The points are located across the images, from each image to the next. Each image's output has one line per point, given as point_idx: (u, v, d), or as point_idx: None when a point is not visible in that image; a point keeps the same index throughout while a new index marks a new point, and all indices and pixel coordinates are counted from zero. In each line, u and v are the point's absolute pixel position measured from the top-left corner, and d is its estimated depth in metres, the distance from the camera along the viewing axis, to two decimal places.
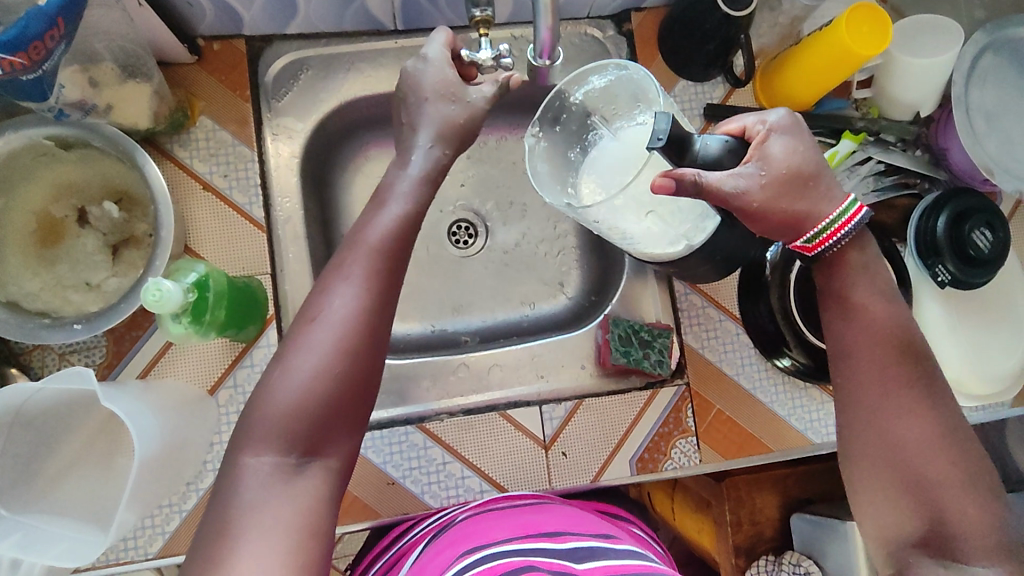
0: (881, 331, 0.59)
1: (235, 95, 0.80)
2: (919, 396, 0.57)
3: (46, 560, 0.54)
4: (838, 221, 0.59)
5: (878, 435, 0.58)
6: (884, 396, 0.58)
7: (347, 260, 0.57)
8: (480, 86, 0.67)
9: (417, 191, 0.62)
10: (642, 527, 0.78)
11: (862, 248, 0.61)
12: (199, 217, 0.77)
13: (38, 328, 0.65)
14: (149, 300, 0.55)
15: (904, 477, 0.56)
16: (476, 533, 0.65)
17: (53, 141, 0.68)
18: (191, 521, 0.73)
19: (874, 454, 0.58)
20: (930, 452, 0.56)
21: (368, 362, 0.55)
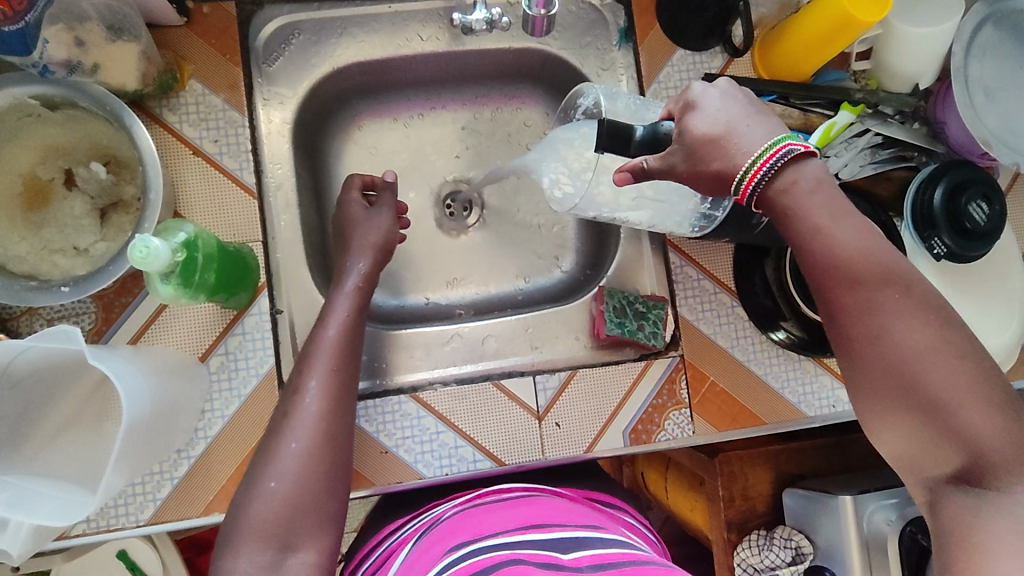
0: (855, 258, 0.55)
1: (225, 59, 0.78)
2: (913, 315, 0.54)
3: (35, 519, 0.54)
4: (762, 156, 0.57)
5: (883, 366, 0.54)
6: (881, 330, 0.54)
7: (310, 360, 0.68)
8: (382, 209, 0.82)
9: (358, 299, 0.74)
10: (633, 514, 0.78)
11: (801, 181, 0.57)
12: (190, 182, 0.76)
13: (26, 290, 0.64)
14: (137, 257, 0.53)
15: (921, 407, 0.52)
16: (464, 527, 0.65)
17: (38, 101, 0.66)
18: (183, 488, 0.73)
19: (895, 394, 0.53)
20: (941, 371, 0.52)
21: (340, 443, 0.64)
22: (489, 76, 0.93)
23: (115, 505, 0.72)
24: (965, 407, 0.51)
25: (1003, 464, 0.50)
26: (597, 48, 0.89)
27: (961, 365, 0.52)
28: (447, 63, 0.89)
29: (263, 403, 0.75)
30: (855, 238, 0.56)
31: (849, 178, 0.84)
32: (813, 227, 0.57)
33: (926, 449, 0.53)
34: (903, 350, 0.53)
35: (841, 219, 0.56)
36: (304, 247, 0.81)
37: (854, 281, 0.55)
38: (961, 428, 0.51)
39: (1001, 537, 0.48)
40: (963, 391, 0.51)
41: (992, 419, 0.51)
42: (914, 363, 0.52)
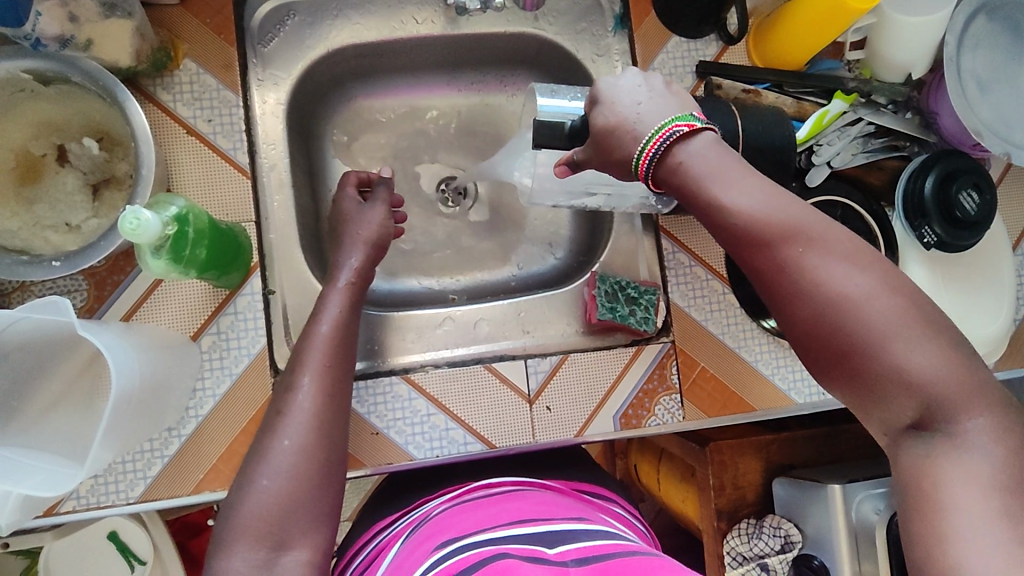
0: (772, 215, 0.53)
1: (220, 39, 0.77)
2: (831, 259, 0.52)
3: (24, 488, 0.53)
4: (651, 138, 0.56)
5: (813, 318, 0.52)
6: (807, 284, 0.52)
7: (304, 357, 0.68)
8: (375, 204, 0.82)
9: (349, 295, 0.74)
10: (622, 504, 0.78)
11: (692, 156, 0.55)
12: (183, 161, 0.76)
13: (17, 264, 0.64)
14: (126, 228, 0.52)
15: (860, 357, 0.51)
16: (450, 525, 0.66)
17: (31, 75, 0.66)
18: (174, 466, 0.73)
19: (830, 347, 0.52)
20: (867, 315, 0.50)
21: (334, 429, 0.64)
22: (485, 61, 0.93)
23: (104, 482, 0.72)
24: (896, 345, 0.50)
25: (944, 396, 0.49)
26: (592, 34, 0.89)
27: (889, 301, 0.51)
28: (442, 47, 0.89)
29: (255, 383, 0.75)
30: (760, 195, 0.54)
31: (841, 167, 0.85)
32: (716, 192, 0.54)
33: (870, 399, 0.52)
34: (826, 302, 0.52)
35: (741, 177, 0.55)
36: (297, 228, 0.81)
37: (766, 241, 0.53)
38: (896, 366, 0.50)
39: (969, 492, 0.47)
40: (900, 334, 0.50)
41: (927, 350, 0.49)
42: (839, 313, 0.51)
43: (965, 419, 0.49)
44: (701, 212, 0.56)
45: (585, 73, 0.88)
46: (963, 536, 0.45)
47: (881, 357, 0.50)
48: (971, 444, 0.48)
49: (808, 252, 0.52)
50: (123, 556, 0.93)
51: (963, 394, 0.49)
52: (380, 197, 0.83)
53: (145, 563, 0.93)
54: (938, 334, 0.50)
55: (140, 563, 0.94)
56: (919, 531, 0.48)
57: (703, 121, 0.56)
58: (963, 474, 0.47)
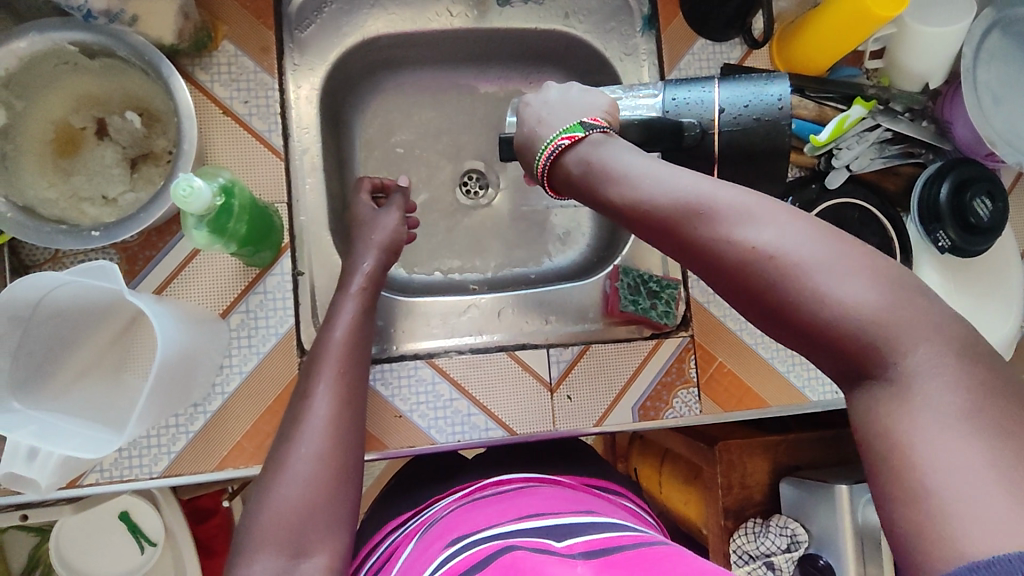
0: (660, 193, 0.50)
1: (258, 22, 0.79)
2: (728, 222, 0.47)
3: (66, 450, 0.53)
4: (543, 153, 0.59)
5: (725, 290, 0.48)
6: (707, 259, 0.48)
7: (322, 361, 0.69)
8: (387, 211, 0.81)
9: (363, 301, 0.74)
10: (633, 499, 0.75)
11: (575, 164, 0.57)
12: (218, 140, 0.77)
13: (56, 233, 0.64)
14: (179, 196, 0.53)
15: (777, 323, 0.46)
16: (460, 523, 0.63)
17: (77, 48, 0.67)
18: (198, 442, 0.74)
19: (749, 316, 0.48)
20: (770, 276, 0.45)
21: (352, 414, 0.66)
22: (513, 57, 0.95)
23: (129, 456, 0.72)
24: (814, 298, 0.44)
25: (883, 340, 0.43)
26: (621, 34, 0.91)
27: (798, 248, 0.45)
28: (472, 40, 0.91)
29: (281, 362, 0.76)
30: (650, 168, 0.52)
31: (859, 170, 0.87)
32: (603, 187, 0.54)
33: (815, 360, 0.47)
34: (730, 270, 0.47)
35: (625, 161, 0.54)
36: (327, 211, 0.82)
37: (658, 221, 0.50)
38: (821, 322, 0.44)
39: (936, 450, 0.39)
40: (810, 289, 0.44)
41: (850, 293, 0.43)
42: (746, 278, 0.46)
43: (914, 355, 0.42)
44: (600, 208, 0.55)
45: (613, 71, 0.90)
46: (946, 501, 0.38)
47: (795, 319, 0.45)
48: (935, 388, 0.41)
49: (700, 219, 0.48)
50: (134, 537, 0.93)
51: (903, 331, 0.43)
52: (396, 203, 0.82)
53: (155, 545, 0.93)
54: (867, 265, 0.44)
55: (151, 544, 0.93)
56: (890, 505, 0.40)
57: (588, 125, 0.57)
58: (939, 418, 0.40)
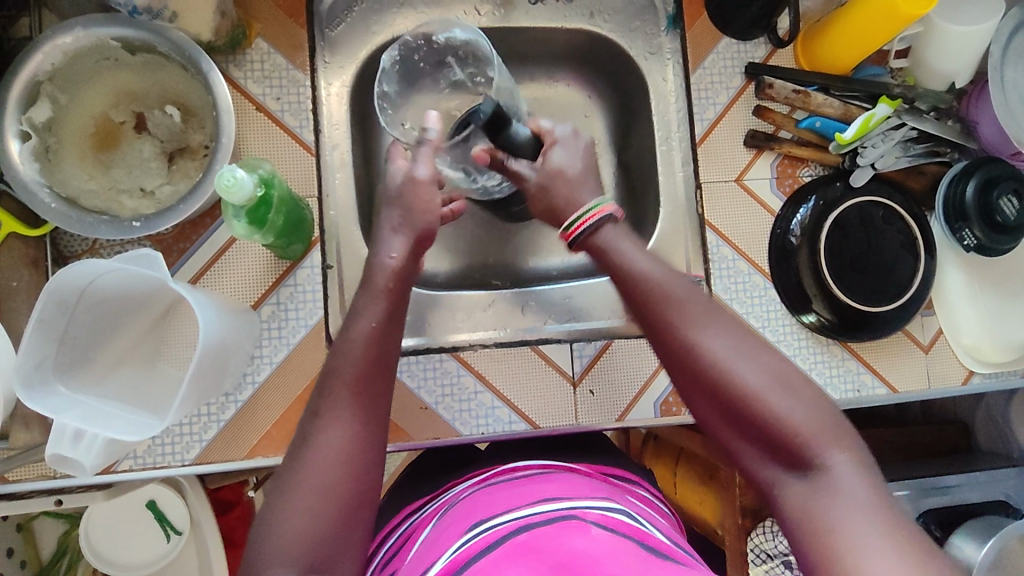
0: (671, 286, 0.61)
1: (291, 21, 0.80)
2: (718, 324, 0.59)
3: (110, 432, 0.54)
4: (585, 213, 0.67)
5: (702, 373, 0.57)
6: (697, 345, 0.58)
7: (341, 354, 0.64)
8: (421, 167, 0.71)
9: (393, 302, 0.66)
10: (648, 488, 0.74)
11: (605, 233, 0.66)
12: (251, 136, 0.79)
13: (97, 223, 0.66)
14: (223, 186, 0.55)
15: (737, 411, 0.56)
16: (482, 506, 0.63)
17: (120, 43, 0.68)
18: (229, 431, 0.75)
19: (713, 400, 0.57)
20: (736, 370, 0.56)
21: (375, 392, 0.63)
22: (535, 55, 0.96)
23: (162, 443, 0.74)
24: (765, 395, 0.55)
25: (812, 440, 0.53)
26: (645, 33, 0.92)
27: (764, 361, 0.57)
28: (499, 39, 0.92)
29: (311, 354, 0.77)
30: (660, 265, 0.64)
31: (884, 169, 0.88)
32: (626, 264, 0.64)
33: (746, 449, 0.56)
34: (710, 358, 0.57)
35: (640, 253, 0.65)
36: (356, 206, 0.83)
37: (654, 307, 0.61)
38: (765, 414, 0.55)
39: (854, 528, 0.49)
40: (771, 388, 0.55)
41: (795, 403, 0.55)
42: (722, 369, 0.57)
43: (834, 456, 0.53)
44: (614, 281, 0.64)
45: (637, 70, 0.92)
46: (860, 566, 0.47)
47: (752, 411, 0.55)
48: (849, 483, 0.52)
49: (688, 313, 0.59)
50: (160, 525, 0.95)
51: (830, 439, 0.54)
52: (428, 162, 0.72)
53: (180, 533, 0.95)
54: (805, 389, 0.56)
55: (177, 533, 0.95)
56: (814, 560, 0.49)
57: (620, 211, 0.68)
58: (849, 504, 0.50)
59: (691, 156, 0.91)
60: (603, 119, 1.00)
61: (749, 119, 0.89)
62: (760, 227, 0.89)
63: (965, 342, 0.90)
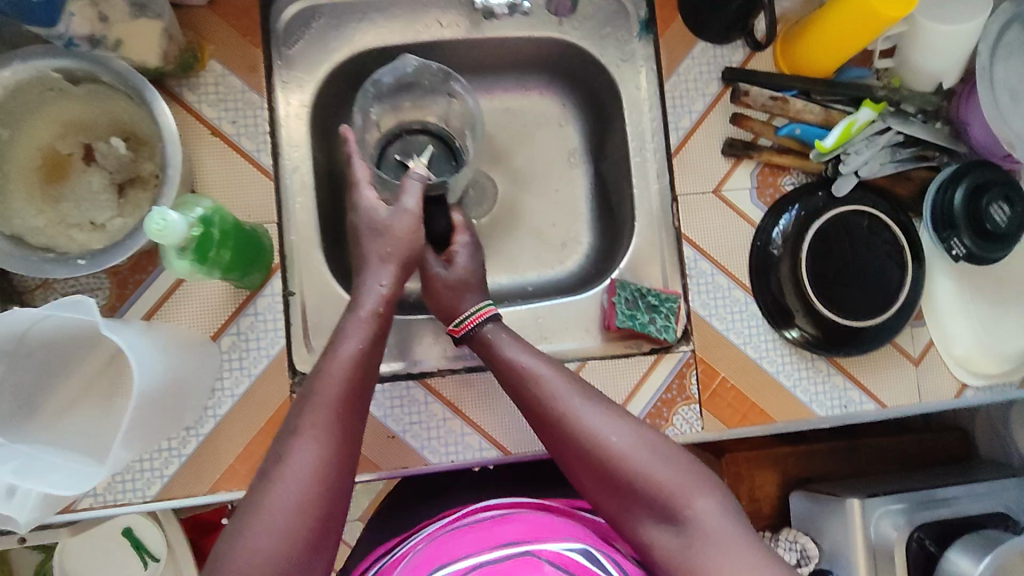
0: (539, 368, 0.67)
1: (246, 41, 0.78)
2: (585, 401, 0.64)
3: (42, 488, 0.55)
4: (471, 315, 0.72)
5: (577, 450, 0.62)
6: (569, 423, 0.63)
7: (315, 388, 0.61)
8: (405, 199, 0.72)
9: (375, 326, 0.67)
10: None
11: (495, 325, 0.72)
12: (207, 161, 0.76)
13: (43, 262, 0.64)
14: (153, 229, 0.53)
15: (611, 481, 0.60)
16: (451, 548, 0.60)
17: (60, 74, 0.66)
18: (190, 466, 0.73)
19: (591, 474, 0.62)
20: (605, 441, 0.61)
21: (353, 413, 0.62)
22: (505, 65, 0.93)
23: (123, 480, 0.72)
24: (633, 459, 0.60)
25: (680, 492, 0.58)
26: (617, 39, 0.89)
27: (626, 431, 0.62)
28: (466, 50, 0.89)
29: (274, 385, 0.75)
30: (536, 351, 0.69)
31: (869, 176, 0.84)
32: (505, 351, 0.69)
33: (631, 513, 0.60)
34: (579, 435, 0.62)
35: (521, 343, 0.70)
36: (318, 230, 0.81)
37: (529, 390, 0.66)
38: (639, 479, 0.59)
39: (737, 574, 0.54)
40: (638, 454, 0.60)
41: (661, 464, 0.60)
42: (591, 445, 0.61)
43: (701, 503, 0.58)
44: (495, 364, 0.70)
45: (610, 79, 0.89)
46: None
47: (625, 479, 0.60)
48: (723, 531, 0.57)
49: (557, 393, 0.64)
50: (138, 553, 0.94)
51: (700, 491, 0.59)
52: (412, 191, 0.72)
53: (158, 561, 0.94)
54: (670, 450, 0.61)
55: (154, 560, 0.94)
56: None
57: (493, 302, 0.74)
58: (727, 548, 0.56)
59: (666, 166, 0.87)
60: (578, 128, 0.97)
61: (726, 127, 0.86)
62: (739, 239, 0.86)
63: (957, 353, 0.86)
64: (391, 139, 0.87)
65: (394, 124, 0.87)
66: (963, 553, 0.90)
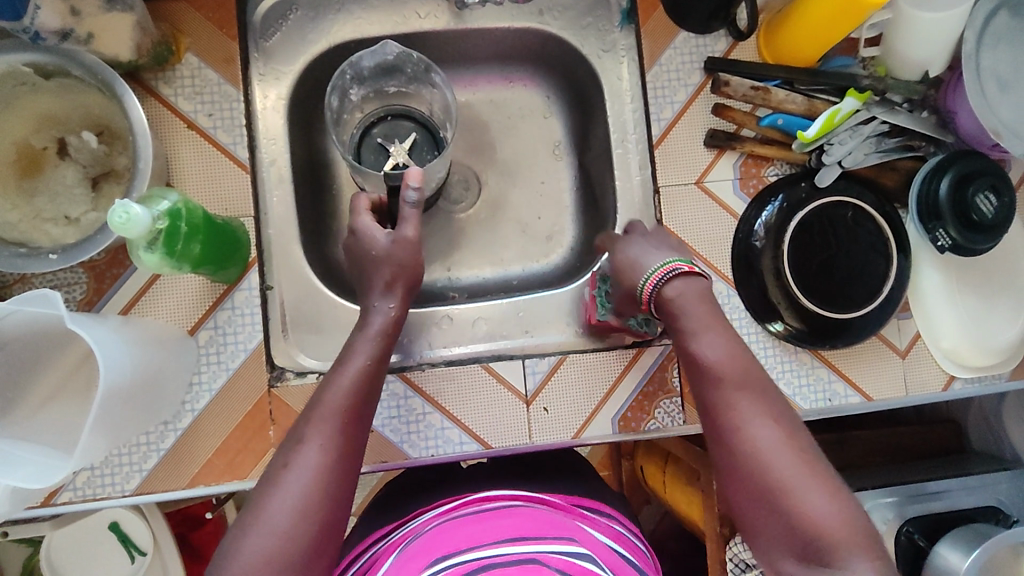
0: (728, 366, 0.64)
1: (221, 33, 0.77)
2: (762, 414, 0.62)
3: (12, 481, 0.55)
4: (651, 274, 0.68)
5: (743, 457, 0.61)
6: (741, 428, 0.62)
7: (324, 395, 0.62)
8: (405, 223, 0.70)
9: (381, 344, 0.67)
10: (624, 523, 0.70)
11: (675, 285, 0.67)
12: (183, 154, 0.76)
13: (15, 256, 0.64)
14: (116, 223, 0.53)
15: (767, 499, 0.59)
16: (445, 540, 0.60)
17: (32, 68, 0.66)
18: (169, 459, 0.73)
19: (750, 483, 0.60)
20: (777, 467, 0.59)
21: (362, 418, 0.63)
22: (486, 56, 0.93)
23: (102, 474, 0.72)
24: (798, 495, 0.58)
25: (838, 544, 0.56)
26: (598, 29, 0.88)
27: (795, 456, 0.60)
28: (447, 42, 0.89)
29: (252, 378, 0.75)
30: (730, 347, 0.65)
31: (853, 167, 0.83)
32: (689, 340, 0.66)
33: (780, 541, 0.58)
34: (752, 444, 0.61)
35: (712, 328, 0.66)
36: (297, 224, 0.81)
37: (712, 386, 0.65)
38: (799, 508, 0.57)
39: None
40: (808, 481, 0.58)
41: (824, 501, 0.57)
42: (760, 457, 0.60)
43: (856, 564, 0.55)
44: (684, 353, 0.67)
45: (591, 69, 0.88)
46: None
47: (783, 503, 0.58)
48: None
49: (740, 398, 0.63)
50: (124, 546, 0.95)
51: (852, 541, 0.56)
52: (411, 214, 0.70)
53: (144, 554, 0.94)
54: (834, 489, 0.58)
55: (141, 554, 0.95)
56: None
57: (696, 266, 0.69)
58: None
59: (648, 158, 0.87)
60: (562, 120, 0.96)
61: (708, 117, 0.85)
62: (722, 231, 0.84)
63: (945, 345, 0.85)
64: (378, 119, 0.87)
65: (378, 106, 0.87)
66: (953, 546, 0.89)
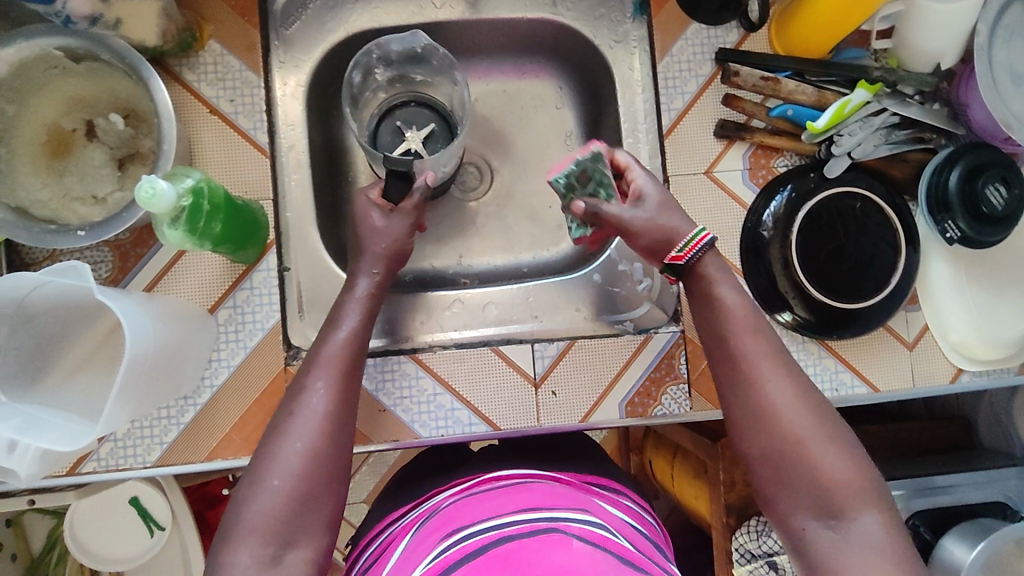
0: (749, 319, 0.66)
1: (243, 21, 0.80)
2: (776, 369, 0.63)
3: (43, 443, 0.57)
4: (690, 240, 0.69)
5: (756, 408, 0.62)
6: (757, 378, 0.63)
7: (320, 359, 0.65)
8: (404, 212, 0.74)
9: (367, 306, 0.70)
10: (632, 497, 0.72)
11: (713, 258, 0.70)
12: (206, 138, 0.78)
13: (45, 233, 0.67)
14: (142, 196, 0.55)
15: (779, 449, 0.61)
16: (461, 515, 0.62)
17: (63, 52, 0.69)
18: (187, 433, 0.76)
19: (762, 435, 0.62)
20: (791, 422, 0.61)
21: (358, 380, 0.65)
22: (501, 47, 0.94)
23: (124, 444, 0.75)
24: (811, 448, 0.60)
25: (848, 496, 0.58)
26: (610, 20, 0.89)
27: (806, 409, 0.61)
28: (462, 31, 0.90)
29: (268, 356, 0.77)
30: (748, 299, 0.68)
31: (862, 157, 0.83)
32: (714, 290, 0.68)
33: (787, 493, 0.60)
34: (764, 396, 0.62)
35: (733, 282, 0.69)
36: (314, 208, 0.83)
37: (727, 340, 0.66)
38: (809, 460, 0.59)
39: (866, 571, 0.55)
40: (816, 434, 0.60)
41: (833, 453, 0.59)
42: (773, 409, 0.61)
43: (864, 513, 0.57)
44: (699, 303, 0.69)
45: (603, 60, 0.90)
46: None
47: (793, 453, 0.60)
48: (865, 538, 0.57)
49: (757, 351, 0.64)
50: (144, 521, 0.97)
51: (858, 495, 0.58)
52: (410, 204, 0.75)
53: (163, 529, 0.97)
54: (841, 443, 0.60)
55: (159, 528, 0.98)
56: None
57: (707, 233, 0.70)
58: (871, 549, 0.56)
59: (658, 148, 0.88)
60: (575, 110, 0.97)
61: (719, 108, 0.86)
62: (730, 220, 0.85)
63: (953, 339, 0.85)
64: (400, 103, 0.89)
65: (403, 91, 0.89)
66: (958, 541, 0.90)
